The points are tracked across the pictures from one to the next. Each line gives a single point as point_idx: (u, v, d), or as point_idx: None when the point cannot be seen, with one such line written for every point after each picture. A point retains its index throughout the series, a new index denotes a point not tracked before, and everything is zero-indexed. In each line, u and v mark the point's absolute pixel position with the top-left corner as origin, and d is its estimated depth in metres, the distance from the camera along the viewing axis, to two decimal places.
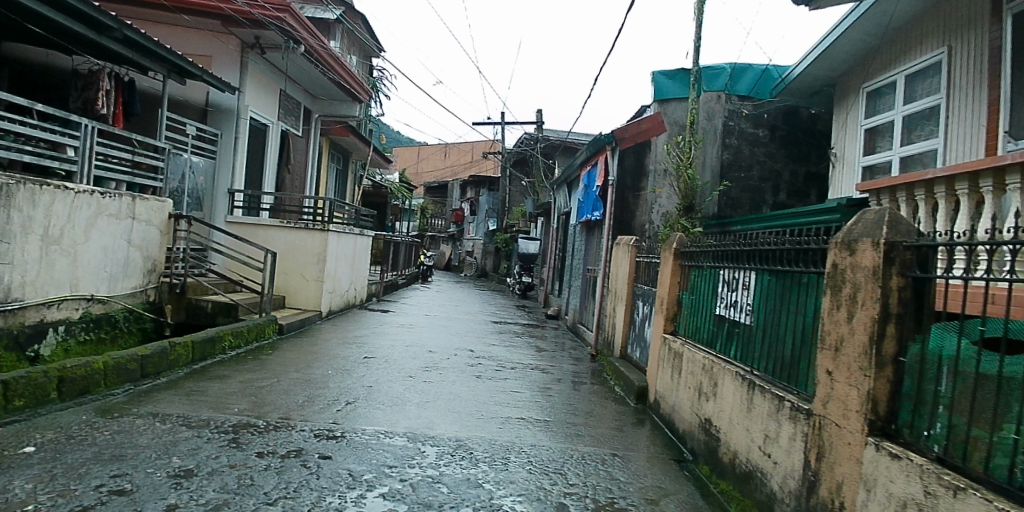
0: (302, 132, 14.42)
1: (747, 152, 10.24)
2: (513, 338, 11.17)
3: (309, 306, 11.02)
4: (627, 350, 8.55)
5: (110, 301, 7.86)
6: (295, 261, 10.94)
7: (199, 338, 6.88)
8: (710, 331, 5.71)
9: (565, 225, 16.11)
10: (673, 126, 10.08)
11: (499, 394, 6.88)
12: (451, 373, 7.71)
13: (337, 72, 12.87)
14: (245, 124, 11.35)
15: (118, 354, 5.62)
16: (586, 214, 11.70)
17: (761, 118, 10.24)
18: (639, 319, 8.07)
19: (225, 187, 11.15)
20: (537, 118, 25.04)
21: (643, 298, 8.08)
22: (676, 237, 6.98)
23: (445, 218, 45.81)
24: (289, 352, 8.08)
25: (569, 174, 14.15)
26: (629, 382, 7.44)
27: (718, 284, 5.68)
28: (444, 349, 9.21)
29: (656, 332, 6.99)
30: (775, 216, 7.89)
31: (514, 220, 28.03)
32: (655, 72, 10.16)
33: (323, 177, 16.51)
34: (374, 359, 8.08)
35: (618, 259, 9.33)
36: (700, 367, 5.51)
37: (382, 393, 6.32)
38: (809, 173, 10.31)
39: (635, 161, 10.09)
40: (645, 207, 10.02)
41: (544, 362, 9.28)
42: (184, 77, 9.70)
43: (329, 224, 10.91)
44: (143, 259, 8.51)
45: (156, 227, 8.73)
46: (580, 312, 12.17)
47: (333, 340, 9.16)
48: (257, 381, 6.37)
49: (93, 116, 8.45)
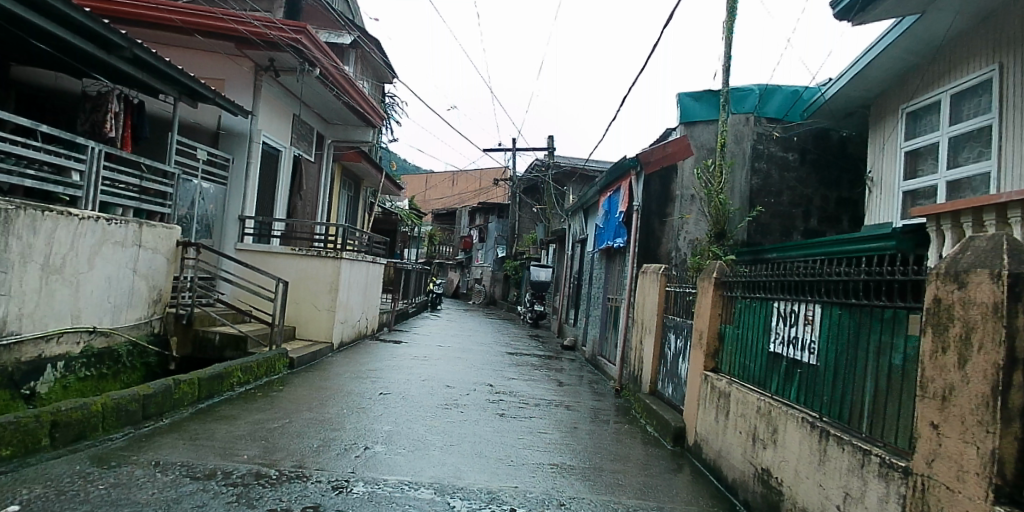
0: (314, 158, 14.10)
1: (776, 176, 9.82)
2: (531, 371, 10.66)
3: (319, 337, 10.56)
4: (657, 386, 8.03)
5: (112, 334, 7.43)
6: (306, 291, 10.51)
7: (206, 375, 6.41)
8: (762, 370, 5.22)
9: (580, 251, 15.67)
10: (700, 150, 9.66)
11: (527, 436, 6.37)
12: (472, 411, 7.21)
13: (351, 95, 12.58)
14: (257, 149, 11.00)
15: (118, 395, 5.17)
16: (606, 240, 11.21)
17: (791, 141, 9.84)
18: (672, 353, 7.56)
19: (235, 213, 10.77)
20: (549, 144, 24.76)
21: (676, 331, 7.59)
22: (716, 265, 6.48)
23: (452, 245, 45.47)
24: (300, 388, 7.60)
25: (587, 200, 13.74)
26: (664, 422, 6.91)
27: (771, 318, 5.19)
28: (462, 384, 8.71)
29: (695, 368, 6.50)
30: (817, 243, 7.44)
31: (524, 247, 27.61)
32: (682, 92, 9.76)
33: (333, 203, 16.15)
34: (390, 395, 7.58)
35: (645, 289, 8.84)
36: (753, 410, 5.02)
37: (402, 435, 5.84)
38: (841, 198, 9.86)
39: (661, 186, 9.68)
40: (671, 234, 9.52)
41: (568, 398, 8.76)
42: (195, 100, 9.38)
43: (342, 252, 10.50)
44: (148, 289, 8.09)
45: (162, 254, 8.32)
46: (600, 344, 11.66)
47: (346, 374, 8.69)
48: (268, 421, 5.89)
49: (102, 139, 8.10)
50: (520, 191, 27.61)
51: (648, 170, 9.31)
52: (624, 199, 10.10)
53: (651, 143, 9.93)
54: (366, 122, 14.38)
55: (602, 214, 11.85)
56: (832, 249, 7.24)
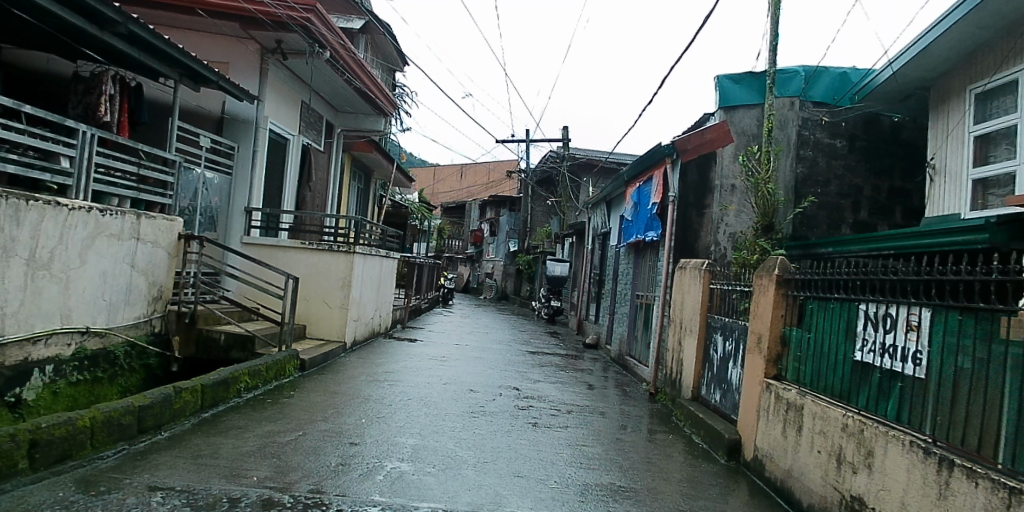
0: (324, 147, 13.48)
1: (823, 164, 9.13)
2: (556, 372, 10.00)
3: (332, 337, 9.94)
4: (701, 392, 7.38)
5: (108, 335, 6.82)
6: (318, 287, 9.88)
7: (210, 381, 5.78)
8: (846, 380, 4.57)
9: (602, 246, 15.00)
10: (741, 136, 8.96)
11: (566, 450, 5.72)
12: (502, 419, 6.56)
13: (363, 80, 11.90)
14: (264, 135, 10.36)
15: (109, 407, 4.54)
16: (635, 233, 10.53)
17: (839, 127, 9.15)
18: (720, 356, 6.90)
19: (242, 205, 10.15)
20: (563, 135, 24.07)
21: (724, 333, 6.92)
22: (777, 260, 5.78)
23: (461, 239, 44.89)
24: (313, 393, 6.97)
25: (610, 191, 13.06)
26: (715, 433, 6.25)
27: (857, 322, 4.52)
28: (486, 387, 8.08)
29: (753, 375, 5.85)
30: (890, 237, 6.81)
31: (537, 241, 26.92)
32: (722, 75, 9.04)
33: (343, 195, 15.51)
34: (411, 401, 6.94)
35: (685, 286, 8.16)
36: (839, 429, 4.36)
37: (430, 450, 5.20)
38: (892, 188, 9.16)
39: (699, 175, 8.95)
40: (710, 226, 8.82)
41: (601, 403, 8.10)
42: (198, 83, 8.74)
43: (356, 246, 9.86)
44: (147, 286, 7.48)
45: (162, 247, 7.70)
46: (628, 343, 10.99)
47: (361, 376, 8.05)
48: (279, 435, 5.26)
49: (95, 123, 7.48)
50: (532, 183, 26.95)
51: (686, 158, 8.63)
52: (657, 189, 9.42)
53: (687, 129, 9.25)
54: (377, 110, 13.72)
55: (630, 206, 11.18)
56: (908, 243, 6.56)
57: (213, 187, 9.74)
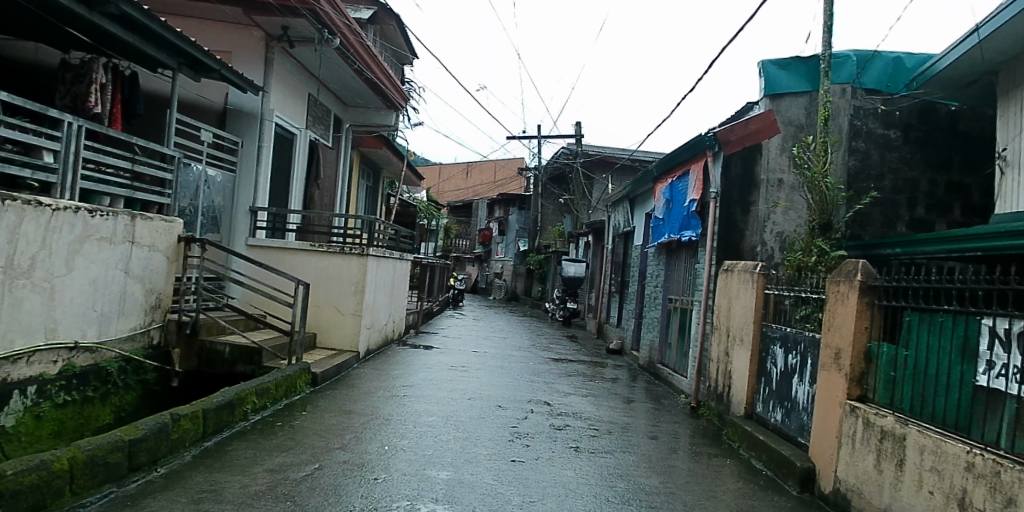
0: (332, 142, 12.79)
1: (877, 157, 8.37)
2: (585, 383, 9.29)
3: (344, 347, 9.24)
4: (756, 409, 6.65)
5: (99, 349, 6.14)
6: (329, 293, 9.18)
7: (212, 405, 5.07)
8: (965, 409, 3.87)
9: (625, 245, 14.26)
10: (788, 127, 8.21)
11: (618, 483, 5.01)
12: (540, 443, 5.86)
13: (375, 71, 11.17)
14: (271, 130, 9.67)
15: (92, 444, 3.84)
16: (668, 234, 9.81)
17: (894, 117, 8.38)
18: (781, 371, 6.19)
19: (247, 205, 9.48)
20: (577, 131, 23.32)
21: (785, 345, 6.20)
22: (858, 264, 5.06)
23: (470, 238, 44.20)
24: (327, 412, 6.27)
25: (635, 188, 12.32)
26: (783, 460, 5.53)
27: (980, 340, 3.83)
28: (515, 403, 7.37)
29: (830, 395, 5.15)
30: (985, 237, 6.09)
31: (549, 240, 26.17)
32: (766, 60, 8.29)
33: (352, 194, 14.81)
34: (437, 421, 6.23)
35: (731, 291, 7.44)
36: (958, 468, 3.67)
37: (467, 487, 4.50)
38: (951, 182, 8.42)
39: (743, 170, 8.11)
40: (756, 225, 8.05)
41: (641, 420, 7.37)
42: (198, 73, 8.06)
43: (369, 248, 9.17)
44: (144, 294, 6.80)
45: (159, 251, 7.00)
46: (660, 351, 10.27)
47: (378, 391, 7.34)
48: (294, 469, 4.57)
49: (84, 115, 6.79)
50: (543, 181, 26.20)
51: (729, 150, 7.94)
52: (696, 186, 8.69)
53: (727, 120, 8.49)
54: (388, 104, 13.00)
55: (661, 204, 10.45)
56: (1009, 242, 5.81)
57: (216, 186, 9.06)
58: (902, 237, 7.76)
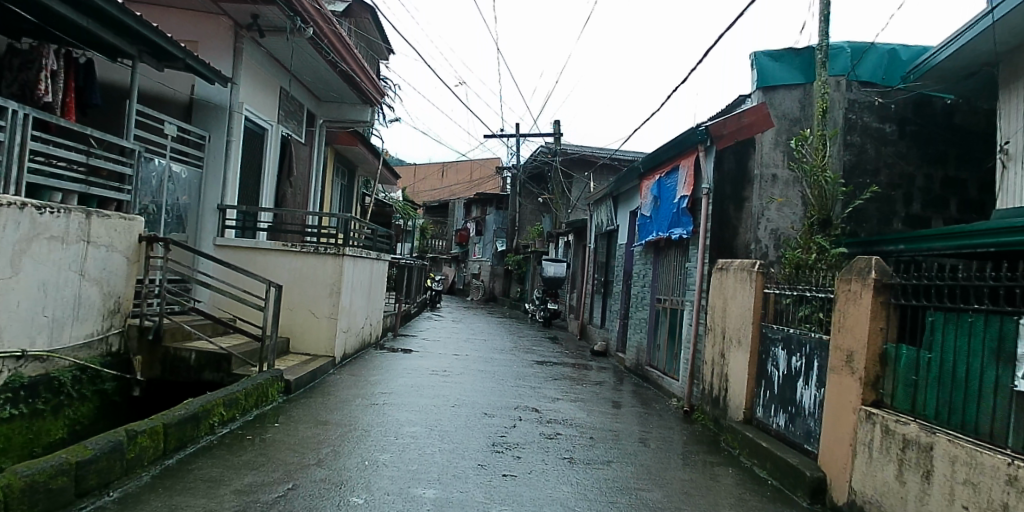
0: (306, 139, 12.30)
1: (872, 152, 8.16)
2: (572, 387, 8.94)
3: (319, 352, 8.75)
4: (756, 414, 6.35)
5: (50, 358, 5.63)
6: (303, 295, 8.70)
7: (174, 419, 4.61)
8: (1004, 416, 3.59)
9: (609, 244, 13.95)
10: (782, 121, 7.93)
11: (620, 498, 4.65)
12: (532, 454, 5.48)
13: (351, 63, 10.71)
14: (240, 124, 9.17)
15: (32, 468, 3.37)
16: (656, 232, 9.51)
17: (889, 110, 8.17)
18: (784, 375, 5.90)
19: (215, 203, 8.96)
20: (556, 129, 23.00)
21: (788, 346, 5.90)
22: (871, 262, 4.77)
23: (446, 239, 43.66)
24: (301, 423, 5.81)
25: (618, 186, 12.02)
26: (789, 468, 5.23)
27: (1019, 343, 3.55)
28: (501, 410, 6.97)
29: (842, 400, 4.87)
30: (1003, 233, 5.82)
31: (527, 240, 25.80)
32: (759, 52, 8.01)
33: (326, 193, 14.30)
34: (420, 430, 5.81)
35: (727, 291, 7.14)
36: (997, 482, 3.39)
37: (458, 507, 4.09)
38: (946, 177, 8.24)
39: (736, 165, 7.84)
40: (749, 222, 7.76)
41: (634, 427, 7.04)
42: (161, 62, 7.54)
43: (345, 247, 8.71)
44: (101, 297, 6.29)
45: (118, 251, 6.48)
46: (648, 352, 9.96)
47: (356, 399, 6.89)
48: (266, 490, 4.13)
49: (34, 105, 6.29)
50: (522, 180, 25.84)
51: (722, 145, 7.66)
52: (686, 182, 8.39)
53: (720, 113, 8.20)
54: (364, 99, 12.52)
55: (647, 202, 10.15)
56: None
57: (181, 183, 8.56)
58: (902, 233, 7.59)
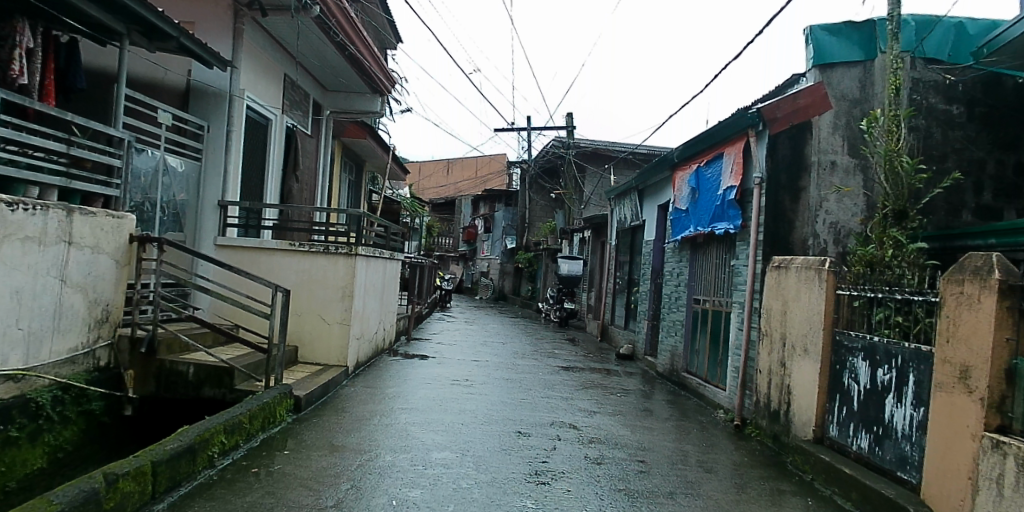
0: (312, 131, 11.57)
1: (938, 136, 7.37)
2: (606, 397, 8.18)
3: (330, 361, 8.00)
4: (830, 433, 5.59)
5: (26, 377, 4.90)
6: (312, 299, 7.96)
7: (164, 454, 3.88)
8: None
9: (633, 241, 13.19)
10: (841, 102, 7.10)
11: None
12: (582, 486, 4.73)
13: (360, 47, 9.94)
14: (241, 112, 8.42)
15: None
16: (694, 227, 8.75)
17: (957, 90, 7.37)
18: (867, 390, 5.14)
19: (215, 199, 8.22)
20: (568, 122, 22.20)
21: (871, 357, 5.14)
22: (991, 261, 4.03)
23: (453, 237, 42.96)
24: (314, 449, 5.06)
25: (644, 178, 11.30)
26: (887, 503, 4.47)
27: None
28: (536, 428, 6.24)
29: (956, 424, 4.12)
30: None
31: (538, 237, 25.03)
32: (814, 25, 7.22)
33: (333, 188, 13.55)
34: (451, 457, 5.07)
35: (786, 291, 6.37)
36: None
37: None
38: (1020, 164, 7.43)
39: (792, 151, 7.06)
40: (806, 216, 6.98)
41: (684, 445, 6.29)
42: (154, 42, 6.80)
43: (358, 247, 7.99)
44: (86, 305, 5.55)
45: (105, 253, 5.74)
46: (684, 358, 9.19)
47: (374, 417, 6.15)
48: None
49: (7, 87, 5.57)
50: (532, 175, 25.03)
51: (775, 129, 7.02)
52: (733, 171, 7.68)
53: (771, 94, 7.54)
54: (372, 87, 11.76)
55: (683, 194, 9.37)
56: None
57: (177, 177, 7.83)
58: (987, 225, 6.85)
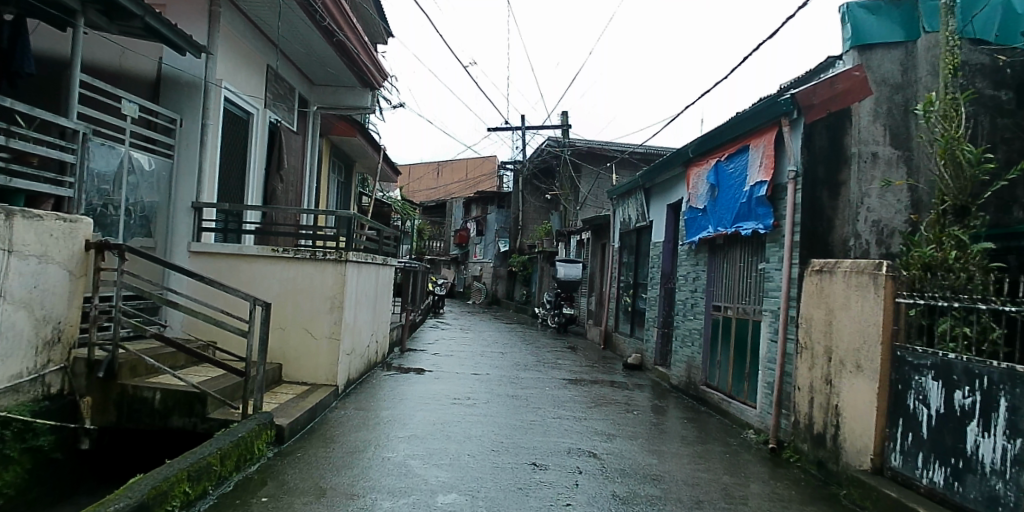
0: (297, 128, 10.78)
1: (985, 126, 6.72)
2: (622, 415, 7.46)
3: (317, 380, 7.20)
4: (891, 463, 4.88)
5: None
6: (297, 310, 7.17)
7: None
8: None
9: (639, 242, 12.51)
10: (881, 88, 6.40)
11: None
12: None
13: (348, 35, 9.16)
14: (218, 103, 7.63)
15: None
16: (715, 227, 8.04)
17: (1006, 75, 6.72)
18: (943, 415, 4.43)
19: (189, 200, 7.40)
20: (564, 120, 21.50)
21: (947, 377, 4.44)
22: None
23: (444, 240, 42.18)
24: (298, 494, 4.28)
25: (653, 177, 10.71)
26: None
27: None
28: (552, 459, 5.48)
29: None
30: None
31: (532, 240, 24.30)
32: (853, 4, 6.53)
33: (321, 190, 12.77)
34: (461, 502, 4.31)
35: (831, 298, 5.66)
36: None
37: None
38: None
39: (830, 142, 6.38)
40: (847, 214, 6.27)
41: (720, 475, 5.56)
42: (114, 23, 5.98)
43: (349, 253, 7.22)
44: (32, 324, 4.78)
45: (53, 263, 4.95)
46: (703, 370, 8.48)
47: (368, 449, 5.37)
48: None
49: None
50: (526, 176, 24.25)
51: (812, 116, 6.34)
52: (763, 164, 6.98)
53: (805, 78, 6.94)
54: (362, 81, 10.99)
55: (700, 193, 8.65)
56: None
57: (146, 176, 7.04)
58: None
